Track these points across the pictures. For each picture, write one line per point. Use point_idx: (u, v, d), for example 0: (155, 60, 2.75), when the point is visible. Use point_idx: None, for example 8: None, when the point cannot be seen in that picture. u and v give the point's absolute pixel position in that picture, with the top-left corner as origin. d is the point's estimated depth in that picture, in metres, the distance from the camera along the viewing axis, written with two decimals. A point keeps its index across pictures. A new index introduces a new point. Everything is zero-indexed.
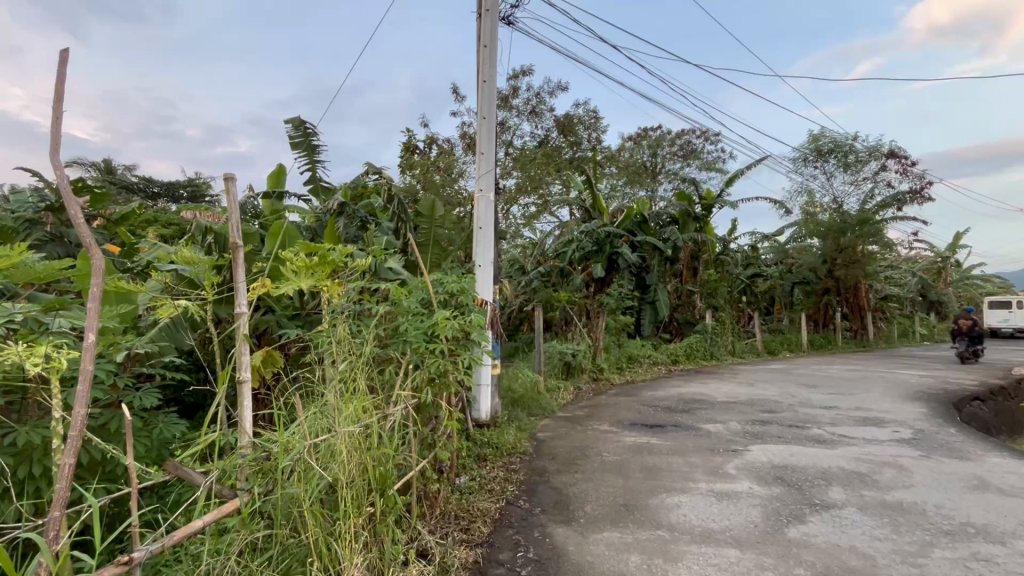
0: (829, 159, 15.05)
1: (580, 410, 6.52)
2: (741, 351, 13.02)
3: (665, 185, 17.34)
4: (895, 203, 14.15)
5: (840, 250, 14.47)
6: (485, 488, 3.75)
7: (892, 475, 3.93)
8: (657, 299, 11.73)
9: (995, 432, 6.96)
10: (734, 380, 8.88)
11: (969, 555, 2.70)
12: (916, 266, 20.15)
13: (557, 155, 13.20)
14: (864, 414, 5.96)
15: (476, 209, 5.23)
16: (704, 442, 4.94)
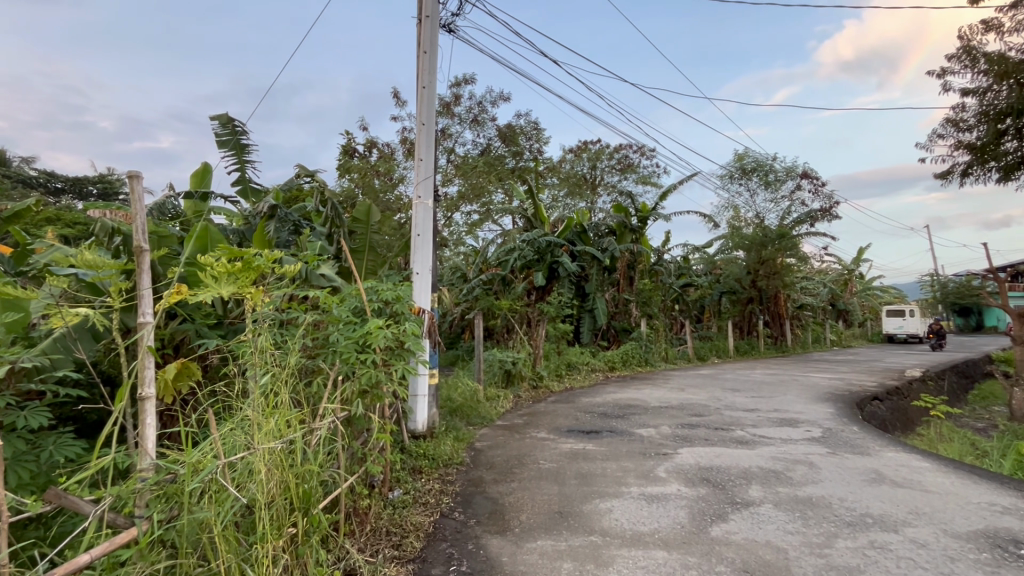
0: (752, 177, 16.13)
1: (519, 417, 6.54)
2: (673, 357, 13.64)
3: (604, 197, 17.91)
4: (810, 219, 15.39)
5: (762, 262, 15.52)
6: (419, 501, 3.65)
7: (804, 471, 4.23)
8: (596, 307, 12.05)
9: (892, 428, 7.69)
10: (666, 385, 9.26)
11: (867, 544, 2.95)
12: (827, 278, 21.99)
13: (499, 164, 13.29)
14: (781, 416, 6.39)
15: (414, 216, 5.15)
16: (637, 446, 5.10)
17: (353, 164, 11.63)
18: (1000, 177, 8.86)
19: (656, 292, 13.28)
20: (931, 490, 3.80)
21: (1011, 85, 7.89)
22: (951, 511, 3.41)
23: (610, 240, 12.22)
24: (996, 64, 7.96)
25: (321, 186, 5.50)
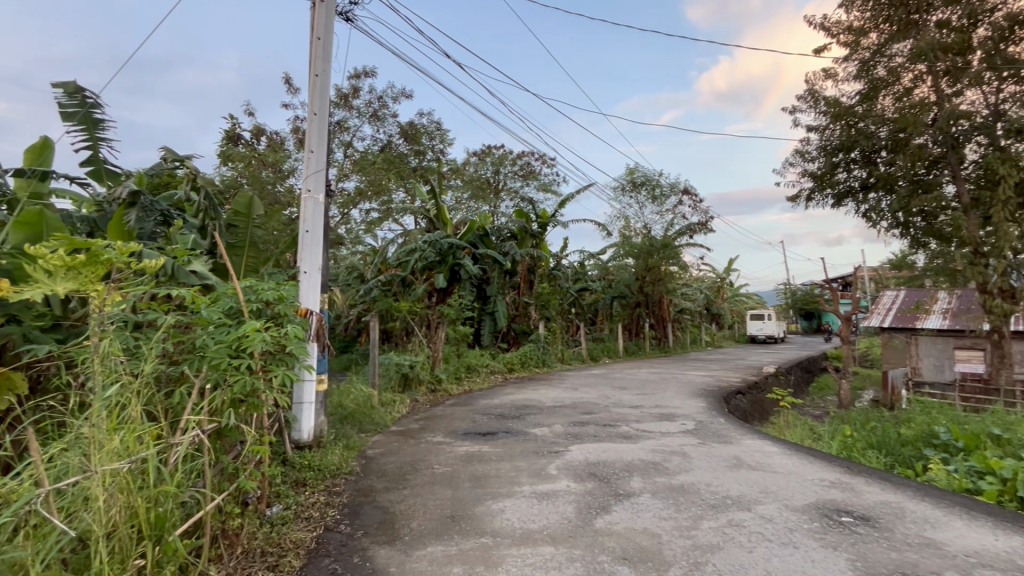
0: (641, 191, 17.44)
1: (415, 422, 6.40)
2: (569, 358, 14.27)
3: (506, 202, 18.23)
4: (689, 231, 16.97)
5: (649, 269, 16.80)
6: (302, 516, 3.41)
7: (677, 461, 4.64)
8: (497, 310, 12.21)
9: (751, 418, 8.74)
10: (561, 385, 9.63)
11: (726, 523, 3.30)
12: (703, 285, 24.40)
13: (401, 162, 12.94)
14: (661, 411, 6.95)
15: (303, 210, 4.82)
16: (530, 446, 5.24)
17: (235, 152, 10.59)
18: (834, 203, 10.27)
19: (554, 295, 13.80)
20: (778, 471, 4.36)
21: (843, 125, 9.40)
22: (792, 488, 3.94)
23: (511, 245, 12.46)
24: (833, 107, 9.46)
25: (194, 171, 4.94)
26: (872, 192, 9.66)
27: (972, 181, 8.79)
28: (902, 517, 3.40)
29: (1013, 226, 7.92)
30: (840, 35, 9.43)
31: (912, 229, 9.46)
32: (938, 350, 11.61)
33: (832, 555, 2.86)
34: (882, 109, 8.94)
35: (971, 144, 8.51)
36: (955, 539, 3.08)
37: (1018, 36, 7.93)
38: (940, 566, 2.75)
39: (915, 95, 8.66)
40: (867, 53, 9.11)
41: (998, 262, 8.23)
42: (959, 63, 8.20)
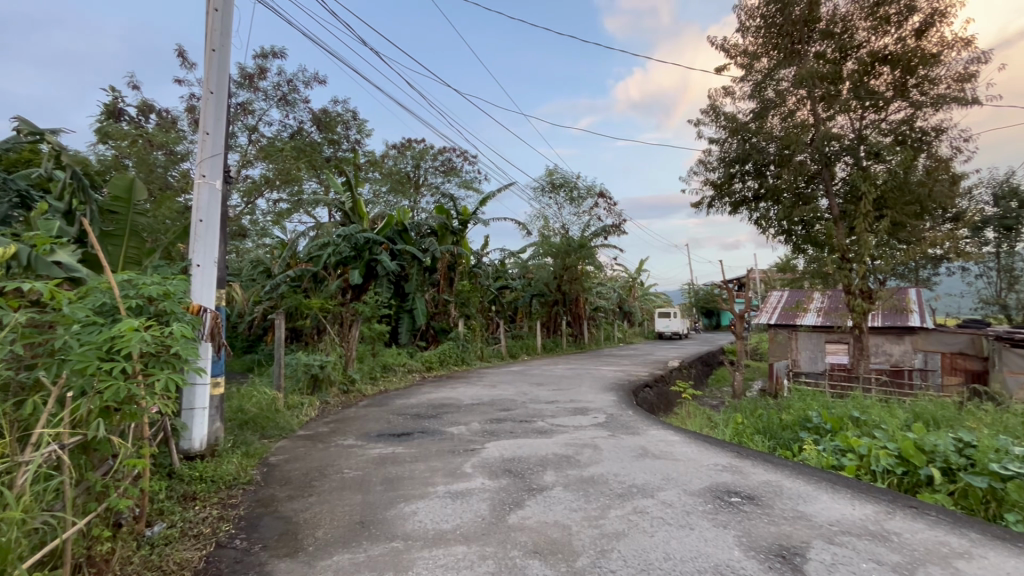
0: (560, 192, 17.93)
1: (325, 425, 6.09)
2: (488, 355, 14.32)
3: (427, 198, 17.91)
4: (604, 233, 17.72)
5: (567, 269, 17.29)
6: (190, 533, 3.10)
7: (589, 454, 4.82)
8: (415, 307, 11.94)
9: (656, 409, 9.33)
10: (479, 383, 9.64)
11: (631, 510, 3.47)
12: (616, 284, 25.62)
13: (313, 152, 12.22)
14: (575, 406, 7.20)
15: (196, 197, 4.37)
16: (446, 445, 5.18)
17: (116, 129, 9.38)
18: (731, 210, 11.23)
19: (474, 293, 13.77)
20: (678, 458, 4.67)
21: (739, 140, 10.31)
22: (690, 474, 4.24)
23: (430, 241, 12.26)
24: (731, 122, 10.35)
25: (60, 147, 4.32)
26: (762, 202, 10.67)
27: (841, 195, 9.99)
28: (781, 494, 3.78)
29: (871, 236, 9.14)
30: (737, 57, 10.34)
31: (793, 237, 10.58)
32: (812, 344, 13.08)
33: (722, 533, 3.11)
34: (771, 127, 9.91)
35: (841, 162, 9.67)
36: (822, 510, 3.49)
37: (878, 71, 9.13)
38: (810, 536, 3.09)
39: (797, 117, 9.71)
40: (759, 75, 10.05)
41: (860, 267, 9.43)
42: (833, 90, 9.29)
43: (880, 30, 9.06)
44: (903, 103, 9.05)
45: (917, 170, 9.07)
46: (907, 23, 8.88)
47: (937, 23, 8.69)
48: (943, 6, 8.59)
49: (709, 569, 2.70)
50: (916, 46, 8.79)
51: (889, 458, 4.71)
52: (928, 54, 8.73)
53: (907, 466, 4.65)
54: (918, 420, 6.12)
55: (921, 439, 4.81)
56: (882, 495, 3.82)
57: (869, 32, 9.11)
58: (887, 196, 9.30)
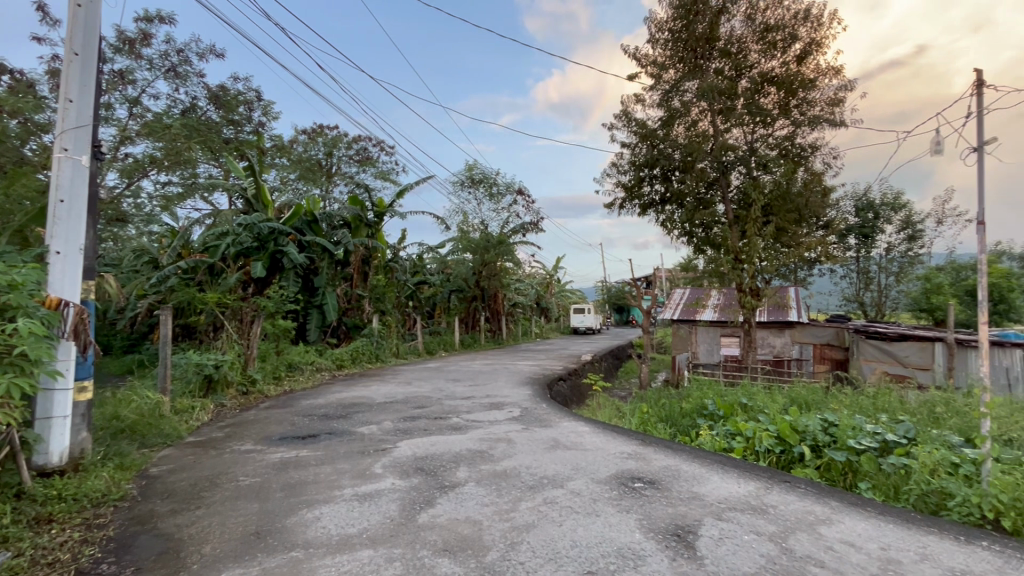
0: (479, 187, 17.89)
1: (220, 430, 5.58)
2: (404, 352, 13.97)
3: (340, 187, 17.05)
4: (523, 230, 17.98)
5: (485, 264, 17.31)
6: (44, 561, 2.70)
7: (502, 448, 4.86)
8: (326, 303, 11.34)
9: (569, 401, 9.66)
10: (394, 380, 9.38)
11: (541, 501, 3.55)
12: (534, 281, 26.11)
13: (209, 132, 11.12)
14: (491, 401, 7.24)
15: (56, 174, 3.77)
16: (356, 446, 4.97)
17: None
18: (640, 212, 11.87)
19: (390, 288, 13.36)
20: (587, 448, 4.86)
21: (648, 145, 10.91)
22: (598, 462, 4.42)
23: (343, 233, 11.72)
24: (641, 128, 10.93)
25: None
26: (668, 205, 11.39)
27: (735, 202, 10.95)
28: (679, 477, 4.06)
29: (759, 240, 10.11)
30: (648, 66, 10.93)
31: (694, 238, 11.42)
32: (709, 338, 14.34)
33: (625, 518, 3.27)
34: (676, 135, 10.61)
35: (735, 171, 10.59)
36: (712, 489, 3.80)
37: (766, 90, 10.13)
38: (701, 514, 3.35)
39: (699, 127, 10.50)
40: (666, 85, 10.70)
41: (749, 268, 10.40)
42: (730, 104, 10.13)
43: (769, 54, 10.05)
44: (786, 120, 10.12)
45: (797, 181, 10.16)
46: (791, 50, 9.95)
47: (814, 52, 9.81)
48: (819, 37, 9.73)
49: (612, 552, 2.83)
50: (798, 70, 9.86)
51: (769, 439, 5.23)
52: (807, 78, 9.81)
53: (784, 445, 5.20)
54: (793, 404, 6.88)
55: (796, 420, 5.38)
56: (762, 472, 4.24)
57: (760, 54, 10.09)
58: (772, 204, 10.33)
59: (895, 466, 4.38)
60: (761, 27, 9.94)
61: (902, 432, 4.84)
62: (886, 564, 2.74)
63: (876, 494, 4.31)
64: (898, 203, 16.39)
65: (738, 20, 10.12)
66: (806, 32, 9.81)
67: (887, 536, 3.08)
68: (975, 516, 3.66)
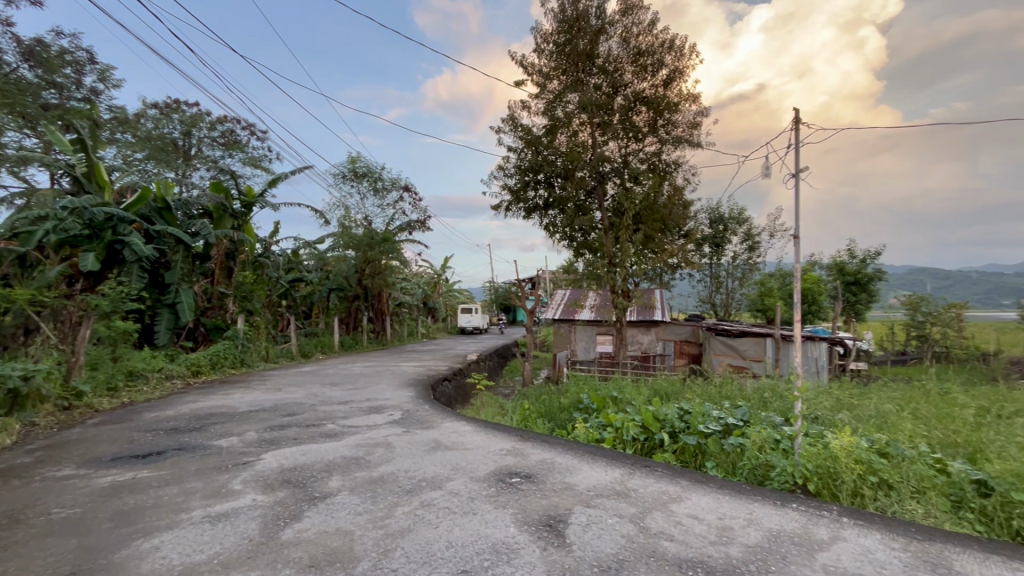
0: (363, 181, 17.11)
1: (28, 455, 4.62)
2: (275, 356, 12.81)
3: (200, 171, 15.18)
4: (409, 228, 17.57)
5: (369, 262, 16.60)
6: None
7: (380, 453, 4.69)
8: (180, 301, 10.00)
9: (453, 401, 9.64)
10: (261, 387, 8.56)
11: (418, 505, 3.48)
12: (420, 280, 25.66)
13: (23, 94, 9.26)
14: (370, 404, 6.95)
15: None
16: (211, 461, 4.45)
17: None
18: (524, 215, 12.29)
19: (259, 286, 12.20)
20: (467, 447, 4.88)
21: (533, 151, 11.36)
22: (478, 461, 4.47)
23: (202, 224, 10.45)
24: (526, 134, 11.35)
25: None
26: (550, 210, 11.94)
27: (610, 210, 11.82)
28: (553, 470, 4.25)
29: (630, 246, 11.01)
30: (533, 75, 11.42)
31: (574, 242, 12.09)
32: (586, 336, 15.29)
33: (501, 514, 3.34)
34: (559, 143, 11.18)
35: (611, 182, 11.43)
36: (582, 479, 4.05)
37: (638, 109, 11.06)
38: (571, 503, 3.54)
39: (579, 137, 11.18)
40: (550, 95, 11.28)
41: (621, 271, 11.27)
42: (606, 119, 10.93)
43: (641, 75, 10.97)
44: (654, 138, 11.14)
45: (662, 195, 11.20)
46: (658, 74, 10.95)
47: (678, 78, 10.90)
48: (682, 66, 10.82)
49: (487, 549, 2.86)
50: (664, 93, 10.88)
51: (636, 428, 5.72)
52: (672, 102, 10.87)
53: (647, 433, 5.71)
54: (655, 396, 7.61)
55: (657, 410, 5.95)
56: (627, 459, 4.62)
57: (633, 75, 10.97)
58: (642, 214, 11.29)
59: (733, 446, 5.05)
60: (634, 50, 10.83)
61: (739, 416, 5.61)
62: (721, 531, 3.14)
63: (719, 471, 4.92)
64: (741, 218, 18.93)
65: (615, 41, 10.94)
66: (671, 60, 10.86)
67: (723, 507, 3.54)
68: (790, 483, 4.36)
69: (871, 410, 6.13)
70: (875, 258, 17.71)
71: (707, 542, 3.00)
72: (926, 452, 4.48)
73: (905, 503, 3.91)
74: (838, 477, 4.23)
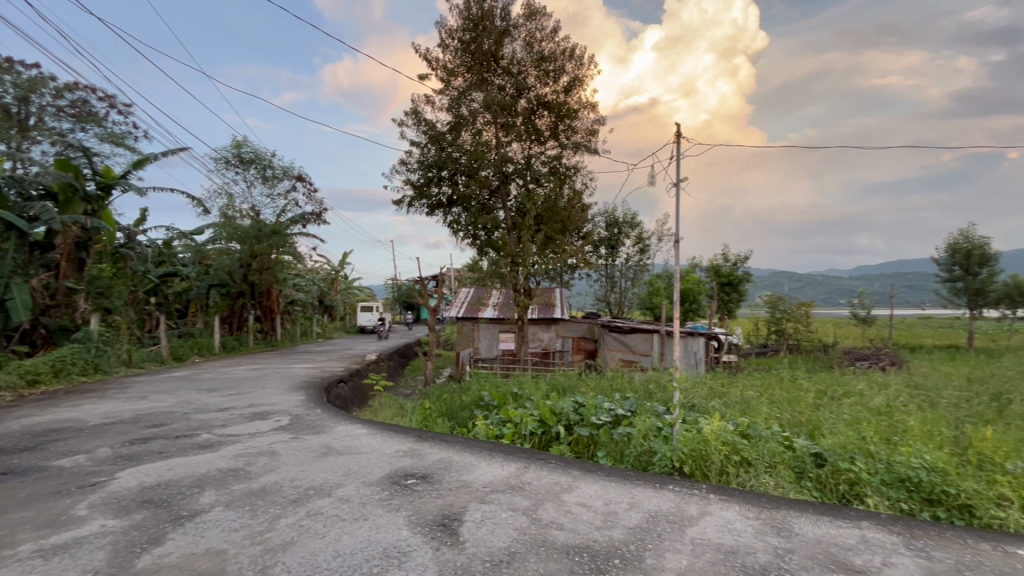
0: (249, 168, 15.72)
1: None
2: (140, 360, 11.30)
3: (43, 145, 12.93)
4: (302, 221, 16.45)
5: (255, 257, 15.27)
6: None
7: (263, 462, 4.33)
8: (10, 298, 8.42)
9: (349, 404, 9.21)
10: (120, 395, 7.50)
11: (304, 515, 3.27)
12: (316, 277, 24.18)
13: None
14: (254, 411, 6.39)
15: None
16: (49, 484, 3.81)
17: None
18: (428, 211, 12.11)
19: (118, 281, 10.67)
20: (361, 451, 4.69)
21: (437, 147, 11.28)
22: (371, 464, 4.31)
23: (43, 207, 8.92)
24: (430, 129, 11.22)
25: None
26: (454, 207, 11.90)
27: (513, 210, 12.05)
28: (450, 469, 4.23)
29: (531, 246, 11.30)
30: (438, 70, 11.32)
31: (478, 240, 12.14)
32: (489, 334, 15.44)
33: (393, 517, 3.25)
34: (463, 141, 11.19)
35: (514, 182, 11.64)
36: (477, 476, 4.07)
37: (541, 112, 11.37)
38: (467, 500, 3.55)
39: (483, 136, 11.27)
40: (455, 92, 11.26)
41: (523, 270, 11.54)
42: (510, 120, 11.13)
43: (543, 80, 11.30)
44: (555, 142, 11.51)
45: (563, 197, 11.62)
46: (560, 80, 11.34)
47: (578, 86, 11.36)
48: (582, 74, 11.30)
49: (376, 555, 2.76)
50: (565, 99, 11.29)
51: (533, 423, 5.89)
52: (572, 108, 11.31)
53: (544, 426, 5.91)
54: (553, 391, 7.90)
55: (553, 405, 6.17)
56: (523, 453, 4.74)
57: (536, 79, 11.27)
58: (543, 215, 11.63)
59: (621, 435, 5.39)
60: (537, 54, 11.12)
61: (627, 407, 6.01)
62: (606, 516, 3.34)
63: (608, 460, 5.23)
64: (633, 222, 20.33)
65: (519, 44, 11.19)
66: (572, 68, 11.27)
67: (609, 493, 3.77)
68: (668, 466, 4.76)
69: (737, 397, 6.91)
70: (744, 262, 19.96)
71: (593, 527, 3.17)
72: (777, 432, 5.14)
73: (760, 477, 4.45)
74: (708, 458, 4.71)
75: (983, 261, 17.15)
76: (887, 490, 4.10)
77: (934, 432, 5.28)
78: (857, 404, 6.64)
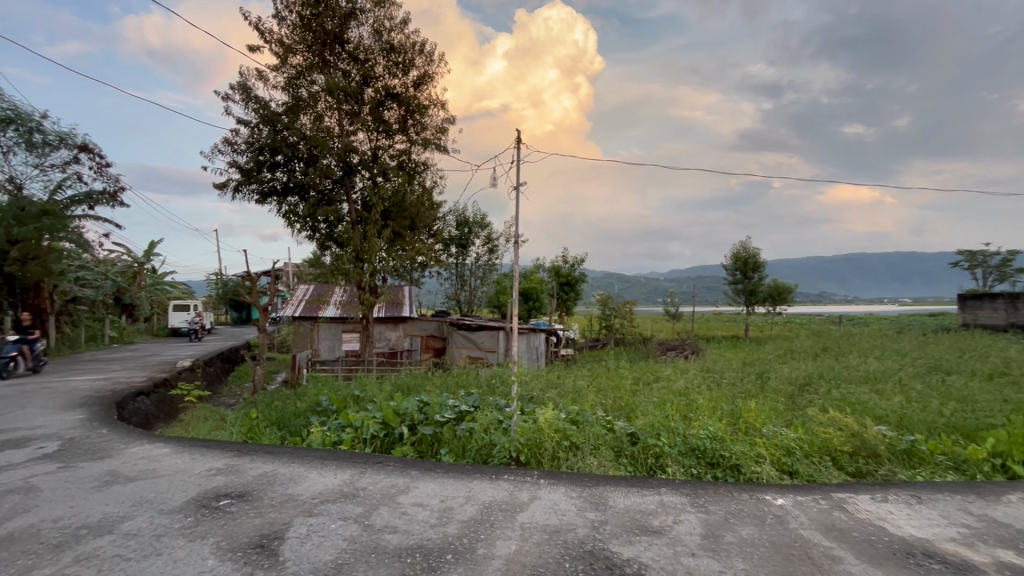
0: (5, 129, 12.30)
1: None
2: None
3: None
4: (87, 201, 13.45)
5: (15, 242, 12.02)
6: None
7: (13, 502, 3.42)
8: None
9: (152, 420, 7.79)
10: None
11: (70, 562, 2.66)
12: (109, 269, 19.99)
13: None
14: (4, 438, 5.02)
15: None
16: None
17: None
18: (258, 198, 10.85)
19: None
20: (160, 474, 3.99)
21: (270, 129, 10.21)
22: (172, 488, 3.70)
23: None
24: (262, 108, 10.09)
25: None
26: (290, 196, 10.86)
27: (358, 203, 11.43)
28: (273, 483, 3.83)
29: (377, 242, 10.86)
30: (273, 44, 10.23)
31: (318, 234, 11.26)
32: (330, 334, 14.48)
33: (196, 547, 2.82)
34: (301, 125, 10.29)
35: (359, 174, 11.06)
36: (306, 487, 3.76)
37: (389, 105, 10.93)
38: (290, 515, 3.25)
39: (325, 122, 10.48)
40: (293, 70, 10.31)
41: (369, 267, 11.07)
42: (354, 108, 10.51)
43: (392, 71, 10.89)
44: (404, 137, 11.17)
45: (411, 194, 11.34)
46: (409, 74, 11.02)
47: (428, 82, 11.17)
48: (432, 71, 11.13)
49: None
50: (414, 94, 10.98)
51: (375, 425, 5.65)
52: (422, 104, 11.05)
53: (387, 428, 5.71)
54: (397, 391, 7.69)
55: (397, 405, 6.01)
56: (359, 459, 4.51)
57: (385, 69, 10.83)
58: (390, 211, 11.23)
59: (464, 431, 5.47)
60: (386, 44, 10.70)
61: (470, 402, 6.14)
62: (442, 513, 3.35)
63: (450, 456, 5.25)
64: (483, 223, 20.89)
65: (366, 30, 10.66)
66: (422, 63, 11.05)
67: (446, 489, 3.80)
68: (506, 457, 4.99)
69: (570, 387, 7.53)
70: (580, 264, 21.90)
71: (427, 526, 3.15)
72: (601, 417, 5.73)
73: (585, 459, 4.91)
74: (541, 445, 5.04)
75: (755, 268, 21.47)
76: (682, 459, 4.86)
77: (717, 407, 6.41)
78: (664, 387, 7.75)
